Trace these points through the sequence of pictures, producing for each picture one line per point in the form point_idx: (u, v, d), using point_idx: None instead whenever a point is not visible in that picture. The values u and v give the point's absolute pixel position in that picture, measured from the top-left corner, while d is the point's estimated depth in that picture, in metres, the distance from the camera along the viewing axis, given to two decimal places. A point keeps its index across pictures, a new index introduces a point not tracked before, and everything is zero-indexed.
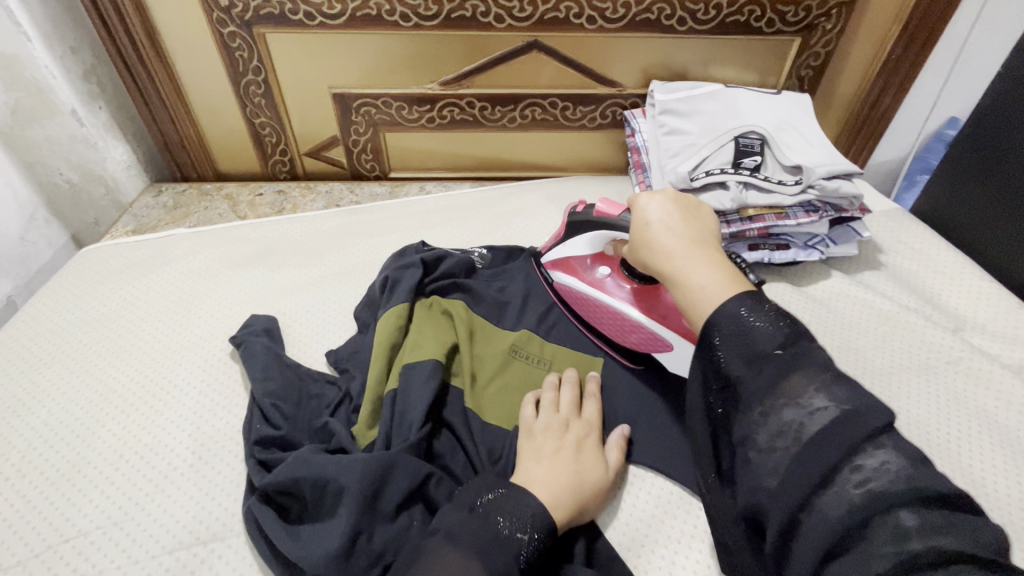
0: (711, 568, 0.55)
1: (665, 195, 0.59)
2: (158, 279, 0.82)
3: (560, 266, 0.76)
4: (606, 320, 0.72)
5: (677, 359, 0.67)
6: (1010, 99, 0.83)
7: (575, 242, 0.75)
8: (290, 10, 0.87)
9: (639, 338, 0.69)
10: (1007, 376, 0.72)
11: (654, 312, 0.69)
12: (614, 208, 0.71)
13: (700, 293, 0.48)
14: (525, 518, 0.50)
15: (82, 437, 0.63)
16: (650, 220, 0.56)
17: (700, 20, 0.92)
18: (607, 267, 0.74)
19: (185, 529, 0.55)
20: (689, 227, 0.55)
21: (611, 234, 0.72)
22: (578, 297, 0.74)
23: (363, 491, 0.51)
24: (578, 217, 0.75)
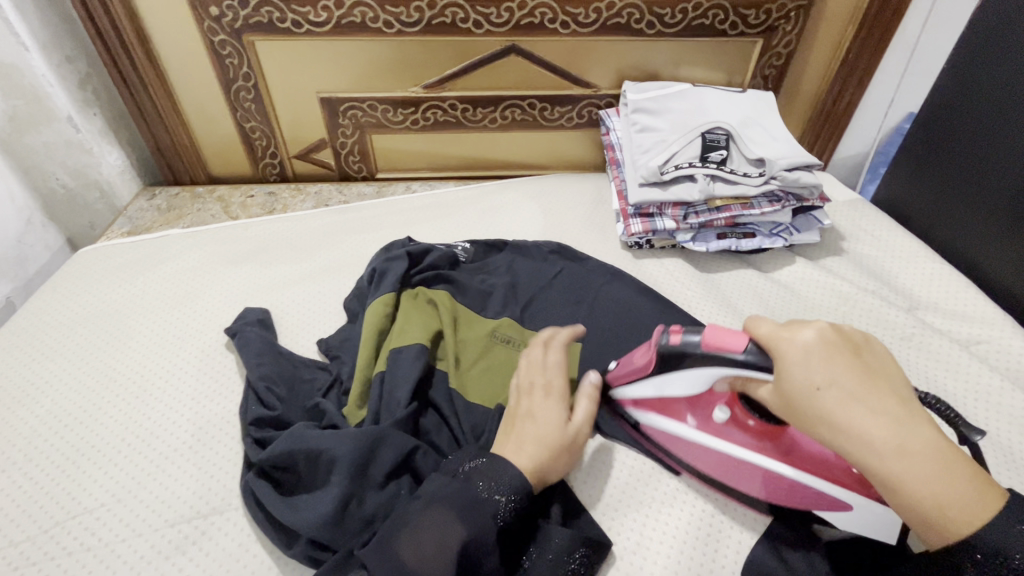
0: (679, 527, 0.60)
1: (820, 333, 0.47)
2: (155, 276, 0.86)
3: (650, 406, 0.63)
4: (738, 474, 0.59)
5: (858, 521, 0.54)
6: (955, 93, 0.89)
7: (667, 386, 0.58)
8: (279, 19, 0.91)
9: (794, 496, 0.56)
10: (956, 349, 0.78)
11: (800, 462, 0.56)
12: (726, 342, 0.51)
13: (927, 500, 0.43)
14: (505, 482, 0.54)
15: (86, 422, 0.66)
16: (819, 384, 0.45)
17: (668, 23, 0.97)
18: (720, 408, 0.59)
19: (185, 504, 0.58)
20: (882, 391, 0.45)
21: (727, 374, 0.53)
22: (689, 448, 0.61)
23: (352, 462, 0.55)
24: (667, 352, 0.55)
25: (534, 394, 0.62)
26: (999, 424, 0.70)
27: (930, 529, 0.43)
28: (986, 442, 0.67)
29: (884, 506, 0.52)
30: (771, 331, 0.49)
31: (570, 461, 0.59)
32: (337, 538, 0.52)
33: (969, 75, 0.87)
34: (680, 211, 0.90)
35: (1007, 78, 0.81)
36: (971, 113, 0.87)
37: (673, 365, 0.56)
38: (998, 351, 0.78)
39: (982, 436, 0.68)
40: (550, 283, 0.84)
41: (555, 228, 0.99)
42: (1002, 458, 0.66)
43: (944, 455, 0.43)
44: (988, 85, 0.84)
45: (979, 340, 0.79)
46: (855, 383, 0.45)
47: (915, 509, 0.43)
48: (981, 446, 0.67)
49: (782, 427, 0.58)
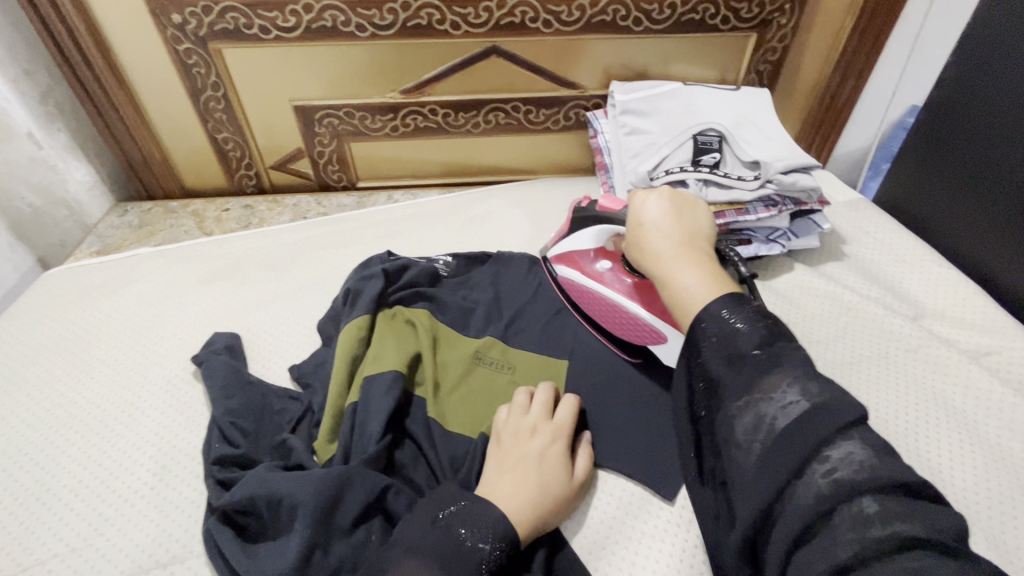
0: (669, 567, 0.56)
1: (664, 193, 0.62)
2: (121, 300, 0.82)
3: (564, 260, 0.79)
4: (603, 312, 0.74)
5: (668, 351, 0.68)
6: (960, 87, 0.85)
7: (580, 236, 0.79)
8: (245, 25, 0.87)
9: (638, 332, 0.71)
10: (965, 362, 0.73)
11: (651, 305, 0.70)
12: (615, 204, 0.77)
13: (683, 292, 0.51)
14: (486, 528, 0.50)
15: (43, 463, 0.62)
16: (643, 223, 0.59)
17: (656, 19, 0.92)
18: (608, 262, 0.76)
19: (144, 553, 0.55)
20: (682, 226, 0.58)
21: (615, 228, 0.75)
22: (579, 289, 0.76)
23: (314, 509, 0.51)
24: (585, 212, 0.80)
25: (533, 434, 0.59)
26: (1013, 444, 0.65)
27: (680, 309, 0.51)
28: (999, 464, 0.63)
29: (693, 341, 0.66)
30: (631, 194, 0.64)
31: (557, 513, 0.56)
32: None
33: (975, 68, 0.82)
34: None
35: (1016, 71, 0.76)
36: (977, 109, 0.82)
37: (590, 224, 0.79)
38: (1011, 363, 0.74)
39: (995, 458, 0.64)
40: (534, 299, 0.80)
41: (542, 237, 0.95)
42: (1016, 480, 0.62)
43: (696, 258, 0.54)
44: (994, 79, 0.79)
45: (989, 350, 0.75)
46: (667, 216, 0.60)
47: (673, 294, 0.52)
48: (994, 469, 0.63)
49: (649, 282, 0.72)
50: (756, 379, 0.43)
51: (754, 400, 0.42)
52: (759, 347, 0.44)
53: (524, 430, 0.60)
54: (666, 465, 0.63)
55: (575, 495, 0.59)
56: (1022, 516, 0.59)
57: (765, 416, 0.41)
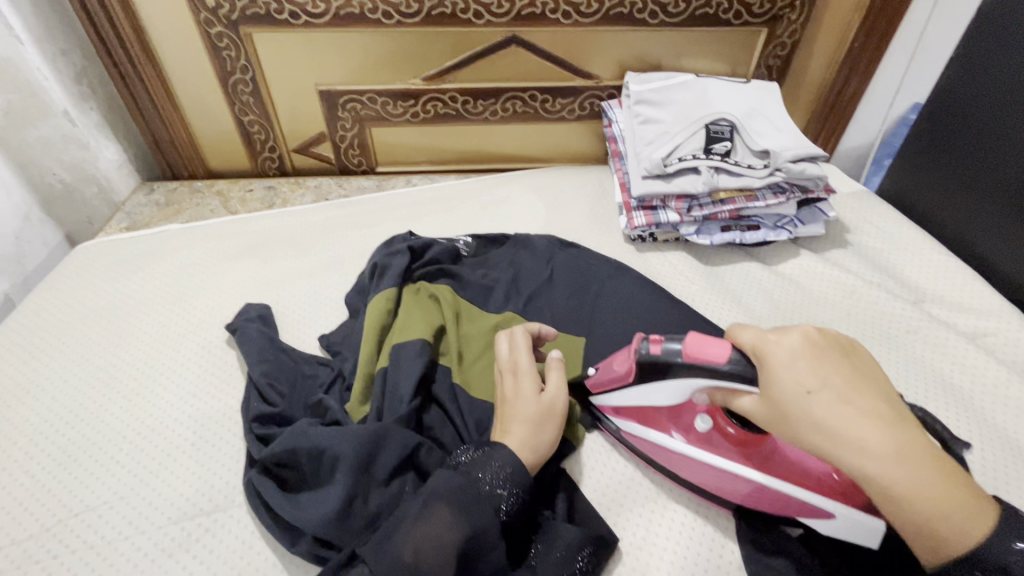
0: (685, 523, 0.60)
1: (805, 338, 0.48)
2: (154, 272, 0.85)
3: (636, 418, 0.63)
4: (716, 484, 0.58)
5: (842, 530, 0.52)
6: (962, 82, 0.88)
7: (650, 393, 0.59)
8: (276, 10, 0.90)
9: (780, 506, 0.55)
10: (963, 343, 0.77)
11: (782, 470, 0.55)
12: (709, 351, 0.51)
13: (915, 498, 0.42)
14: (504, 475, 0.53)
15: (86, 420, 0.65)
16: (808, 388, 0.45)
17: (671, 13, 0.96)
18: (704, 418, 0.59)
19: (188, 502, 0.58)
20: (863, 391, 0.45)
21: (710, 384, 0.53)
22: (665, 454, 0.61)
23: (355, 460, 0.54)
24: (655, 364, 0.55)
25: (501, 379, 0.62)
26: (1007, 417, 0.69)
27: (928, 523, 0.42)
28: (993, 435, 0.67)
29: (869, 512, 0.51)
30: (756, 338, 0.50)
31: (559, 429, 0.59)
32: (343, 535, 0.52)
33: (977, 63, 0.86)
34: (684, 203, 0.89)
35: (1016, 66, 0.80)
36: (978, 104, 0.86)
37: (662, 374, 0.56)
38: (1007, 344, 0.77)
39: (990, 430, 0.68)
40: (552, 278, 0.84)
41: (557, 221, 0.98)
42: (1009, 450, 0.66)
43: (908, 442, 0.43)
44: (996, 74, 0.83)
45: (985, 332, 0.79)
46: (842, 382, 0.45)
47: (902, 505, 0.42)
48: (988, 439, 0.67)
49: (763, 436, 0.57)
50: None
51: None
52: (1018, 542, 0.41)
53: (499, 379, 0.63)
54: None
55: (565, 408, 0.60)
56: (1015, 482, 0.63)
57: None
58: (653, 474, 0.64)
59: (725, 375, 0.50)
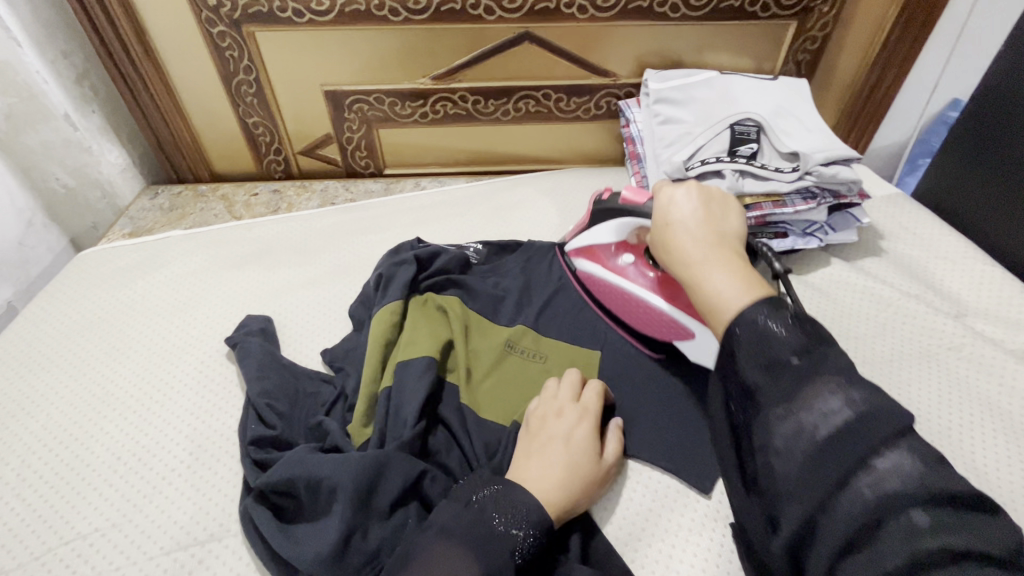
0: (708, 561, 0.56)
1: (690, 190, 0.58)
2: (154, 281, 0.83)
3: (584, 254, 0.76)
4: (628, 308, 0.71)
5: (698, 349, 0.66)
6: (1013, 78, 0.81)
7: (595, 229, 0.74)
8: (279, 8, 0.86)
9: (663, 328, 0.68)
10: (1011, 363, 0.71)
11: (676, 299, 0.67)
12: (641, 197, 0.69)
13: (715, 296, 0.47)
14: (520, 515, 0.50)
15: (82, 439, 0.63)
16: (673, 219, 0.56)
17: (694, 6, 0.90)
18: (630, 255, 0.73)
19: (183, 530, 0.55)
20: (711, 228, 0.54)
21: (638, 222, 0.69)
22: (598, 284, 0.74)
23: (353, 492, 0.51)
24: (605, 205, 0.73)
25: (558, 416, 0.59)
26: None
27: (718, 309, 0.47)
28: None
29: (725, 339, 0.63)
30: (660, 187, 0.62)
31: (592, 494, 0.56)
32: (340, 574, 0.48)
33: None
34: None
35: None
36: None
37: (608, 216, 0.73)
38: None
39: None
40: (566, 288, 0.80)
41: (571, 227, 0.94)
42: None
43: (734, 262, 0.50)
44: None
45: None
46: (697, 218, 0.55)
47: (706, 306, 0.48)
48: None
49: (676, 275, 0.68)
50: (800, 390, 0.39)
51: (796, 412, 0.38)
52: (800, 355, 0.40)
53: (547, 413, 0.60)
54: (703, 459, 0.62)
55: (606, 480, 0.58)
56: None
57: (807, 426, 0.38)
58: (674, 507, 0.60)
59: (647, 209, 0.67)
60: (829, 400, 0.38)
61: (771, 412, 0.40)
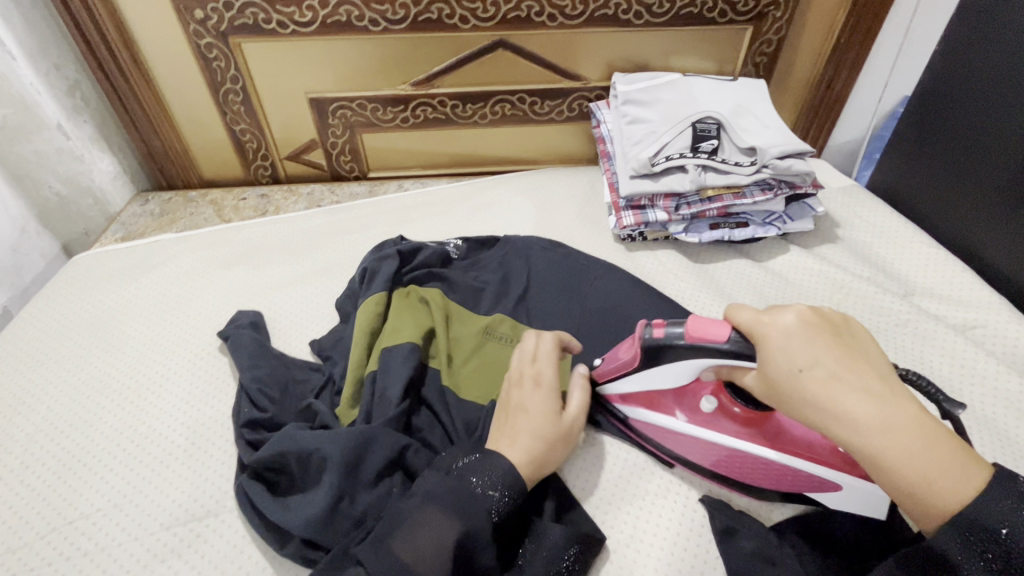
0: (672, 520, 0.60)
1: (800, 317, 0.50)
2: (147, 281, 0.86)
3: (641, 403, 0.64)
4: (731, 464, 0.61)
5: (847, 499, 0.57)
6: (947, 73, 0.88)
7: (653, 380, 0.61)
8: (264, 20, 0.91)
9: (790, 481, 0.59)
10: (952, 334, 0.77)
11: (789, 447, 0.58)
12: (714, 333, 0.53)
13: (912, 478, 0.44)
14: (496, 478, 0.54)
15: (81, 429, 0.67)
16: (801, 365, 0.48)
17: (655, 12, 0.96)
18: (708, 398, 0.61)
19: (181, 507, 0.59)
20: (860, 366, 0.48)
21: (712, 364, 0.56)
22: (674, 438, 0.63)
23: (341, 462, 0.55)
24: (659, 348, 0.57)
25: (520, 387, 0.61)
26: (995, 409, 0.69)
27: (929, 512, 0.45)
28: (982, 428, 0.67)
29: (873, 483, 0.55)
30: (750, 318, 0.52)
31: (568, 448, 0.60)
32: (330, 536, 0.52)
33: (961, 54, 0.86)
34: (672, 202, 0.90)
35: (998, 58, 0.80)
36: (963, 97, 0.86)
37: (664, 362, 0.59)
38: (995, 335, 0.77)
39: (979, 422, 0.68)
40: (541, 278, 0.85)
41: (547, 222, 0.99)
42: (998, 442, 0.66)
43: (912, 425, 0.45)
44: (980, 67, 0.83)
45: (975, 324, 0.79)
46: (840, 364, 0.48)
47: (905, 491, 0.45)
48: (976, 431, 0.67)
49: (768, 415, 0.60)
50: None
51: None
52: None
53: (507, 390, 0.62)
54: None
55: (579, 430, 0.61)
56: None
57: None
58: (643, 473, 0.64)
59: (730, 354, 0.53)
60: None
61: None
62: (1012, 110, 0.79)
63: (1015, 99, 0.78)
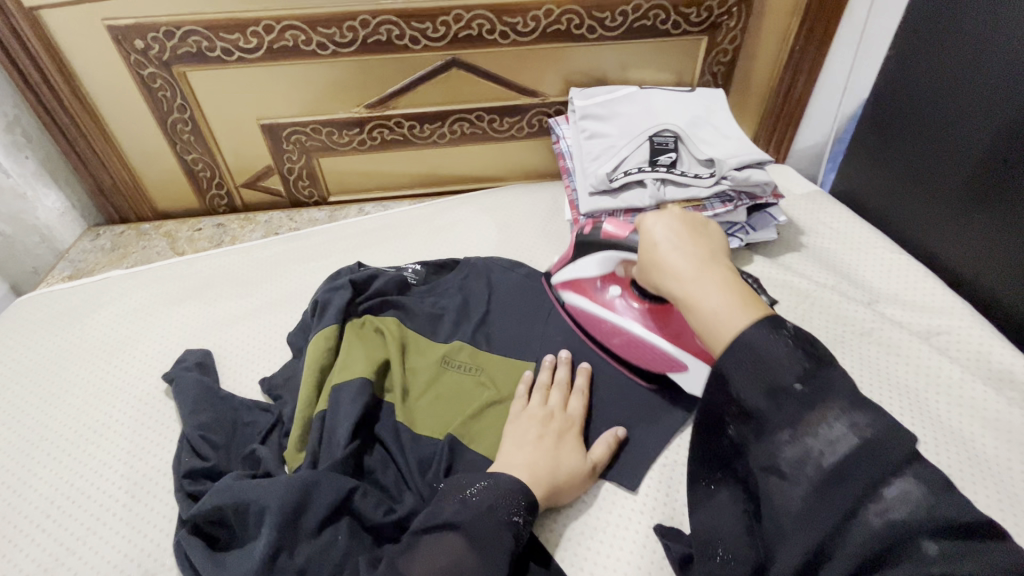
0: (633, 553, 0.58)
1: (670, 212, 0.59)
2: (92, 323, 0.83)
3: (571, 288, 0.77)
4: (617, 340, 0.72)
5: (688, 377, 0.66)
6: (899, 78, 0.88)
7: (584, 262, 0.74)
8: (208, 48, 0.89)
9: (655, 360, 0.69)
10: (916, 342, 0.76)
11: (664, 331, 0.68)
12: (621, 229, 0.69)
13: (713, 317, 0.47)
14: (517, 503, 0.54)
15: (16, 487, 0.63)
16: (656, 240, 0.56)
17: (609, 26, 0.96)
18: (617, 287, 0.73)
19: (116, 569, 0.56)
20: (697, 243, 0.54)
21: (622, 255, 0.69)
22: (588, 318, 0.74)
23: (280, 513, 0.52)
24: (585, 238, 0.74)
25: (551, 422, 0.64)
26: (962, 418, 0.68)
27: (713, 340, 0.46)
28: (948, 440, 0.66)
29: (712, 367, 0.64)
30: None
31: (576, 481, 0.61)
32: None
33: (911, 60, 0.85)
34: (632, 217, 0.88)
35: (948, 61, 0.80)
36: (916, 102, 0.86)
37: (593, 249, 0.73)
38: (959, 342, 0.76)
39: (945, 434, 0.66)
40: (502, 301, 0.83)
41: (510, 242, 0.97)
42: (965, 454, 0.64)
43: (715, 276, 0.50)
44: (931, 70, 0.83)
45: (939, 331, 0.78)
46: (681, 239, 0.55)
47: (700, 321, 0.48)
48: (943, 444, 0.65)
49: (661, 305, 0.70)
50: (803, 415, 0.41)
51: (802, 437, 0.40)
52: (802, 381, 0.41)
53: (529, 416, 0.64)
54: (631, 456, 0.65)
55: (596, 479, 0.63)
56: (970, 485, 0.61)
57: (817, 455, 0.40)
58: (604, 504, 0.62)
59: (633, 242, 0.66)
60: (834, 426, 0.40)
61: (775, 438, 0.42)
62: (966, 113, 0.78)
63: (967, 102, 0.78)
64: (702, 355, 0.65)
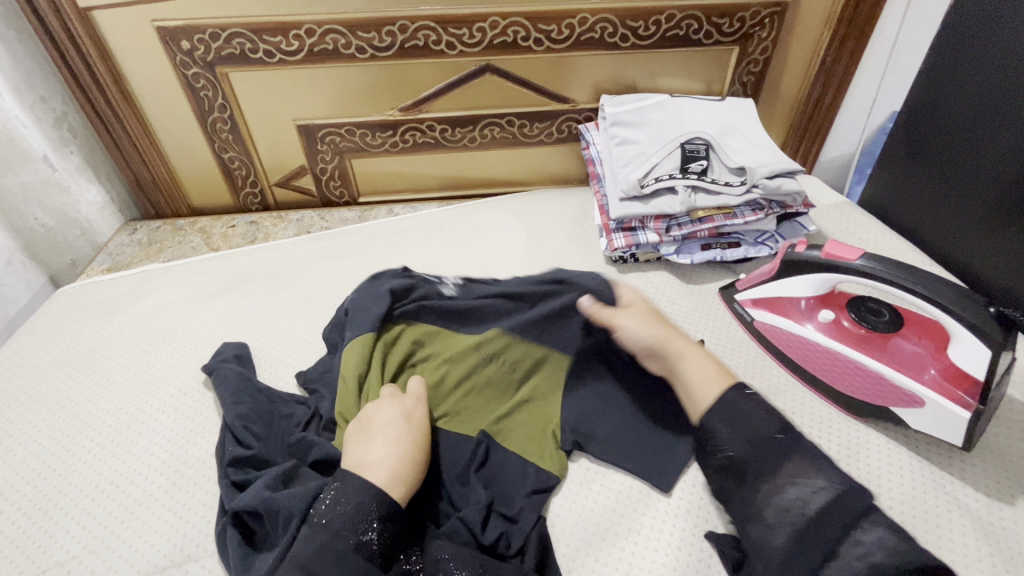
0: (667, 556, 0.58)
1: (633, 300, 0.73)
2: (132, 315, 0.85)
3: (767, 306, 0.78)
4: (831, 367, 0.71)
5: (926, 416, 0.63)
6: (934, 91, 0.88)
7: (787, 284, 0.74)
8: (250, 49, 0.91)
9: (879, 390, 0.66)
10: None
11: (895, 363, 0.66)
12: (847, 250, 0.66)
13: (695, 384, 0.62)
14: (352, 513, 0.51)
15: (61, 470, 0.65)
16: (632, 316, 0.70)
17: (642, 35, 0.97)
18: (829, 311, 0.73)
19: (161, 553, 0.57)
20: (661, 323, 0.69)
21: (844, 278, 0.67)
22: (786, 339, 0.75)
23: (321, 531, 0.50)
24: (797, 258, 0.71)
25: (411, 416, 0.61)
26: (1008, 435, 0.66)
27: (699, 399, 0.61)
28: (990, 455, 0.64)
29: (961, 406, 0.60)
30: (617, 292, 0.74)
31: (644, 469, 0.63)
32: None
33: (944, 74, 0.85)
34: (662, 223, 0.89)
35: (980, 72, 0.80)
36: (950, 115, 0.86)
37: (801, 270, 0.72)
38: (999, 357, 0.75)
39: (986, 448, 0.65)
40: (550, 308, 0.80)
41: (538, 245, 0.98)
42: (1009, 469, 0.63)
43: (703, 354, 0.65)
44: (965, 83, 0.83)
45: None
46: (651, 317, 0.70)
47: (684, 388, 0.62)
48: (985, 458, 0.64)
49: (887, 336, 0.69)
50: (781, 465, 0.52)
51: (784, 487, 0.51)
52: (781, 433, 0.54)
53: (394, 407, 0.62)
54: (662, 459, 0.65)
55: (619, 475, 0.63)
56: (1013, 498, 0.60)
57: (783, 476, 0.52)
58: (639, 510, 0.62)
59: (858, 271, 0.65)
60: (813, 478, 0.51)
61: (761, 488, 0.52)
62: (1001, 127, 0.78)
63: (1000, 116, 0.78)
64: (951, 394, 0.61)
